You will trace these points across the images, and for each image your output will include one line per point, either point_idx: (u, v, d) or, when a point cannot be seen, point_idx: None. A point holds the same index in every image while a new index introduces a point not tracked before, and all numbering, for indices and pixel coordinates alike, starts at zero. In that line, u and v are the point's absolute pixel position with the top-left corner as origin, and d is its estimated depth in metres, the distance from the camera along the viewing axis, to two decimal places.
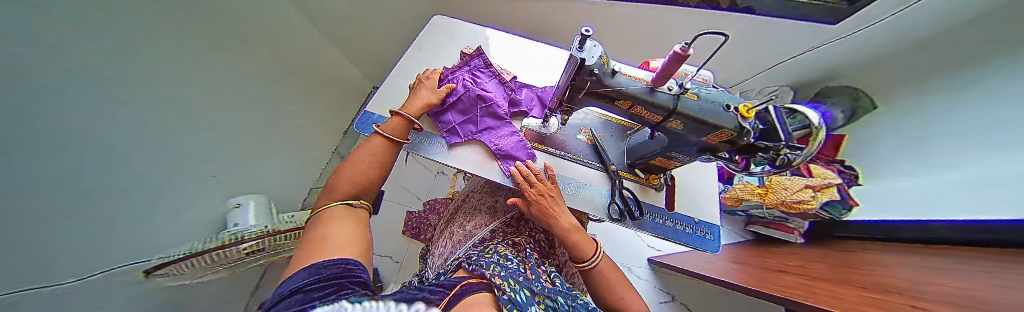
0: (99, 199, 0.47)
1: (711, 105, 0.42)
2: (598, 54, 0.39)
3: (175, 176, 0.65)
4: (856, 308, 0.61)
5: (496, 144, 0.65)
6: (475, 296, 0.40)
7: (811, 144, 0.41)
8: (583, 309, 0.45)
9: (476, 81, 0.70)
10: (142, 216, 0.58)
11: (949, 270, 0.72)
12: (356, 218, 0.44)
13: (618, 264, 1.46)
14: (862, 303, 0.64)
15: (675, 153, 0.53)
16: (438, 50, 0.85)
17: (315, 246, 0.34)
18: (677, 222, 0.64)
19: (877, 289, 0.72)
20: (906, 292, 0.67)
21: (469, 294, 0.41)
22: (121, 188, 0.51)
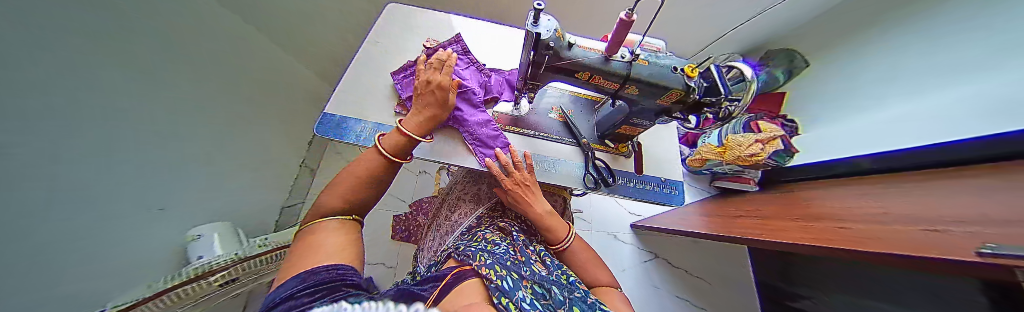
0: (53, 243, 0.43)
1: (661, 69, 0.45)
2: (553, 28, 0.40)
3: (119, 214, 0.58)
4: (803, 238, 0.70)
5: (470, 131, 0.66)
6: (464, 287, 0.42)
7: (745, 96, 0.46)
8: (570, 289, 0.44)
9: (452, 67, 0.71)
10: (91, 259, 0.53)
11: (868, 194, 0.85)
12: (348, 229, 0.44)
13: (604, 234, 1.56)
14: (807, 232, 0.74)
15: (637, 119, 0.57)
16: (397, 41, 0.81)
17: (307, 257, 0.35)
18: (647, 183, 0.70)
19: (813, 218, 0.85)
20: (835, 217, 0.80)
21: (458, 284, 0.43)
22: (64, 235, 0.46)
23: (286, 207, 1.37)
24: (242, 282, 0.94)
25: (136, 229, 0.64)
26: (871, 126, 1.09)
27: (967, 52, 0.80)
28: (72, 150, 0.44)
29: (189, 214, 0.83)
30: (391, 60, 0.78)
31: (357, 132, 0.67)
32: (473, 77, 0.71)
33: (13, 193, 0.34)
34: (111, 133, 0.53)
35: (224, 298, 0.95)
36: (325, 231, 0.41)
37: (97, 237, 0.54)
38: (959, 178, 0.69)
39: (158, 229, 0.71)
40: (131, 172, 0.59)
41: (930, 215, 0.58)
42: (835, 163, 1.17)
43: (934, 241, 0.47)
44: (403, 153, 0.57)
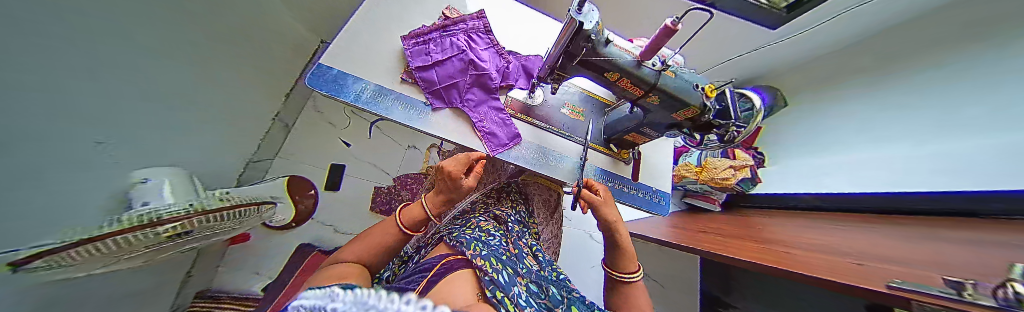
0: (22, 164, 0.38)
1: (684, 83, 0.47)
2: (596, 20, 0.39)
3: (80, 149, 0.51)
4: (754, 257, 0.80)
5: (481, 115, 0.65)
6: (457, 279, 0.42)
7: (751, 122, 0.50)
8: (568, 290, 0.50)
9: (472, 44, 0.67)
10: (44, 190, 0.46)
11: (812, 228, 0.98)
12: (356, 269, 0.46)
13: (580, 231, 1.64)
14: (758, 253, 0.84)
15: (647, 129, 0.59)
16: (412, 3, 0.74)
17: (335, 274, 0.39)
18: (639, 190, 0.74)
19: (765, 240, 0.96)
20: (781, 241, 0.93)
21: (449, 276, 0.44)
22: (31, 167, 0.40)
23: (254, 161, 1.25)
24: (196, 236, 0.86)
25: (86, 161, 0.54)
26: (829, 171, 1.24)
27: (918, 121, 0.94)
28: (59, 74, 0.39)
29: (149, 156, 0.74)
30: (404, 23, 0.71)
31: (356, 93, 0.61)
32: (492, 58, 0.68)
33: (6, 114, 0.30)
34: (91, 51, 0.45)
35: (174, 252, 0.86)
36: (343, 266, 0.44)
37: (56, 170, 0.47)
38: (882, 227, 0.82)
39: (109, 166, 0.62)
40: (105, 96, 0.51)
41: (858, 252, 0.70)
42: (794, 197, 1.32)
43: (850, 271, 0.58)
44: (418, 226, 0.58)
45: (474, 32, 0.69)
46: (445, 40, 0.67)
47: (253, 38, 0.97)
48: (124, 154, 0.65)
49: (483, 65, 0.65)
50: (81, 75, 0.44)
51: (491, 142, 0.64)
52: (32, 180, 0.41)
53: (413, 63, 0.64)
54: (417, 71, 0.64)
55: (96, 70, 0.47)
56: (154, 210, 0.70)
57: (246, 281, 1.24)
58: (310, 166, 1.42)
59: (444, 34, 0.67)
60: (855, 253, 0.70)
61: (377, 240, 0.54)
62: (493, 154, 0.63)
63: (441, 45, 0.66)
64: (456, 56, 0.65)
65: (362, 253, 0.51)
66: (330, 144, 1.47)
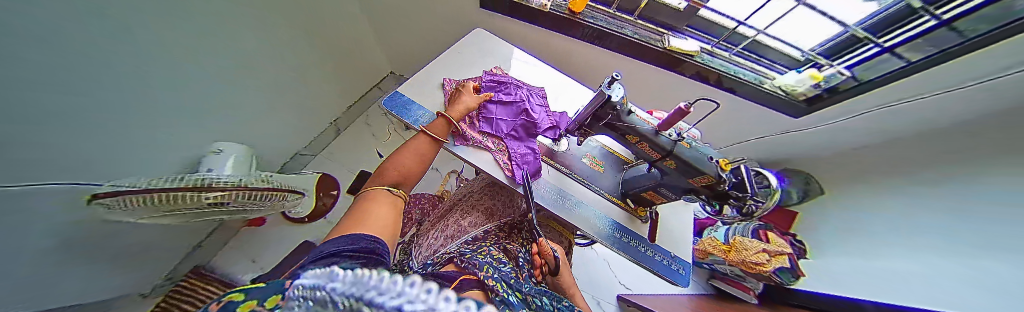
0: (99, 69, 0.48)
1: (699, 154, 0.52)
2: (621, 95, 0.51)
3: (150, 109, 0.63)
4: None
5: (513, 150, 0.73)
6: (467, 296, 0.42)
7: (769, 200, 0.53)
8: (562, 303, 0.51)
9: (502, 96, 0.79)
10: (122, 118, 0.58)
11: None
12: (393, 201, 0.51)
13: (589, 296, 1.48)
14: None
15: (665, 190, 0.63)
16: (471, 58, 0.93)
17: (360, 219, 0.42)
18: (658, 254, 0.72)
19: None
20: None
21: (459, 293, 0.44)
22: (88, 106, 0.49)
23: (300, 154, 1.43)
24: (228, 209, 0.93)
25: (167, 110, 0.69)
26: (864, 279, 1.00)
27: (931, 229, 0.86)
28: (117, 29, 0.48)
29: (212, 130, 0.88)
30: (463, 71, 0.88)
31: (416, 116, 0.75)
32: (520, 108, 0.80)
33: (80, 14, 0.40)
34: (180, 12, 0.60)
35: (201, 218, 0.93)
36: (380, 200, 0.49)
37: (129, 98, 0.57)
38: None
39: (187, 126, 0.78)
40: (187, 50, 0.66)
41: None
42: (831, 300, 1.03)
43: None
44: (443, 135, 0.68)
45: (513, 86, 0.84)
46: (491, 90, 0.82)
47: (319, 49, 1.26)
48: (203, 118, 0.82)
49: (520, 115, 0.78)
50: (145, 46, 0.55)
51: (515, 173, 0.69)
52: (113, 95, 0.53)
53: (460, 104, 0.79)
54: None
55: (182, 25, 0.62)
56: (215, 177, 0.80)
57: (241, 267, 1.23)
58: (340, 168, 1.55)
59: (489, 84, 0.83)
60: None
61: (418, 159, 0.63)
62: (517, 187, 0.68)
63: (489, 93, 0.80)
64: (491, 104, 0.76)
65: (403, 172, 0.58)
66: (366, 152, 1.63)
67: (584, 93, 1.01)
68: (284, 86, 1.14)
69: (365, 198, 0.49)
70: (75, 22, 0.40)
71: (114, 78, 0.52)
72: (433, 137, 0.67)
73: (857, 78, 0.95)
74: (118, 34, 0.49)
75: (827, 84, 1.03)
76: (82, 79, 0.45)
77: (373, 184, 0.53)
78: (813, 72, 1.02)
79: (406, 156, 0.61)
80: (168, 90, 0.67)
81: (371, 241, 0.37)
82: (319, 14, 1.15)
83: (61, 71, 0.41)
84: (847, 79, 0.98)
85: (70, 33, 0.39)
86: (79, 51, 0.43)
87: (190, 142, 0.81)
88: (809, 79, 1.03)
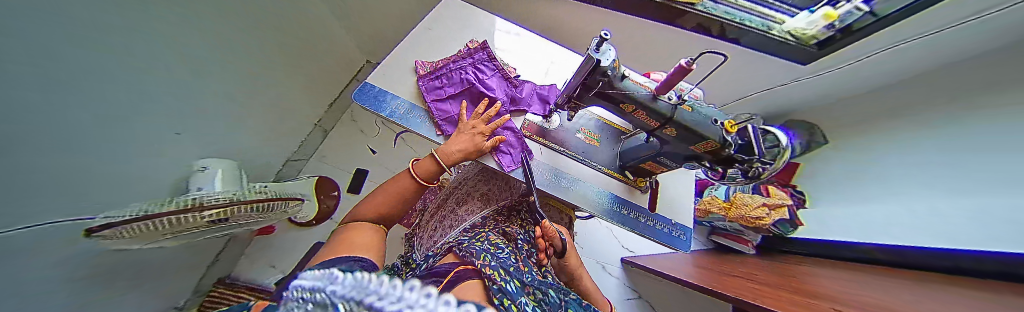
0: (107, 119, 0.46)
1: (702, 117, 0.47)
2: (612, 58, 0.44)
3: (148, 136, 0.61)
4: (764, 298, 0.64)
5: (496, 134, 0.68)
6: (464, 286, 0.42)
7: (779, 159, 0.49)
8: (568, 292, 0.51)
9: (481, 76, 0.71)
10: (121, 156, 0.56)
11: (862, 278, 0.80)
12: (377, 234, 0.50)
13: (593, 261, 1.55)
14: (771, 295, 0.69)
15: (664, 158, 0.59)
16: (446, 34, 0.83)
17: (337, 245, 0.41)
18: (657, 222, 0.71)
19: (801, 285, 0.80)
20: (819, 285, 0.79)
21: (459, 284, 0.43)
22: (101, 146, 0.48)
23: (292, 160, 1.40)
24: (231, 223, 0.93)
25: (159, 139, 0.65)
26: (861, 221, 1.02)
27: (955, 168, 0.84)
28: (122, 77, 0.46)
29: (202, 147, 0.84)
30: (437, 51, 0.79)
31: (392, 109, 0.69)
32: (501, 88, 0.72)
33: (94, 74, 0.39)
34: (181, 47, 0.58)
35: (207, 236, 0.93)
36: (360, 230, 0.48)
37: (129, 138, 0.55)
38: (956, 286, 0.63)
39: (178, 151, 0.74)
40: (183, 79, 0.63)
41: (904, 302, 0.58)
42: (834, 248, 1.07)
43: None
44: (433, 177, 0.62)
45: (457, 70, 0.72)
46: (438, 87, 0.72)
47: (303, 52, 1.17)
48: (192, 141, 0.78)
49: (479, 107, 0.71)
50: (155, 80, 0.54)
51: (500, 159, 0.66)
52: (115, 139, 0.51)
53: (433, 89, 0.71)
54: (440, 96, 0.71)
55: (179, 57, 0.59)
56: (205, 195, 0.78)
57: (263, 272, 1.29)
58: (337, 169, 1.53)
59: (432, 82, 0.72)
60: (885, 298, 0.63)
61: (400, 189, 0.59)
62: (503, 172, 0.65)
63: (436, 92, 0.71)
64: (472, 86, 0.70)
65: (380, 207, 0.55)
66: (359, 151, 1.59)
67: (573, 61, 0.92)
68: (271, 96, 1.08)
69: (340, 233, 0.46)
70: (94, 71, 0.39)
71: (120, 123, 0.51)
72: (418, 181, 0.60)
73: (875, 13, 0.81)
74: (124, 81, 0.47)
75: (843, 23, 0.87)
76: (93, 126, 0.44)
77: (349, 220, 0.52)
78: (827, 10, 0.86)
79: (384, 193, 0.58)
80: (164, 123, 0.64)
81: (353, 262, 0.35)
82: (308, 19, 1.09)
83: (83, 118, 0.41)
84: (864, 15, 0.83)
85: (85, 95, 0.39)
86: (93, 106, 0.42)
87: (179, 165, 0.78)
88: (822, 19, 0.88)
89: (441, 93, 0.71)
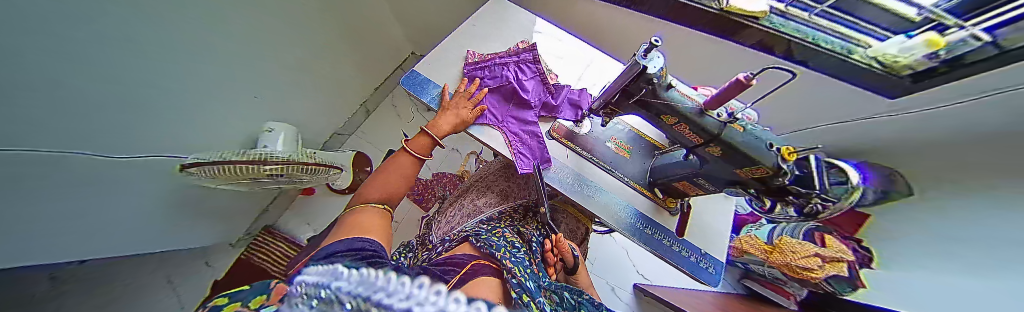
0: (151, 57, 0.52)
1: (755, 139, 0.43)
2: (660, 66, 0.42)
3: (206, 84, 0.69)
4: None
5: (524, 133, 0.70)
6: (481, 284, 0.43)
7: (845, 199, 0.43)
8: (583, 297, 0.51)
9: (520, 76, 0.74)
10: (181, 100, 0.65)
11: None
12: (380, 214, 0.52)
13: (605, 281, 1.47)
14: None
15: (703, 180, 0.54)
16: (490, 32, 0.86)
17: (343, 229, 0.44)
18: (686, 249, 0.66)
19: None
20: None
21: (473, 278, 0.45)
22: (148, 73, 0.53)
23: (337, 133, 1.56)
24: (283, 180, 1.07)
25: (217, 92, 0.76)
26: (913, 285, 0.84)
27: None
28: (161, 19, 0.50)
29: (259, 106, 0.96)
30: (480, 47, 0.83)
31: (432, 95, 0.74)
32: (537, 89, 0.74)
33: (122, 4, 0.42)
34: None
35: (264, 187, 1.08)
36: (364, 212, 0.50)
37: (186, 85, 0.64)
38: None
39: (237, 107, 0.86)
40: (230, 38, 0.70)
41: None
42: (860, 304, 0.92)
43: None
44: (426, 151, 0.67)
45: (502, 66, 0.76)
46: (479, 77, 0.75)
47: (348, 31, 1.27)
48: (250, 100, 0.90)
49: (512, 103, 0.73)
50: (201, 24, 0.60)
51: (522, 158, 0.67)
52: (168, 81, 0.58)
53: (472, 81, 0.75)
54: (475, 89, 0.74)
55: (224, 14, 0.65)
56: (267, 152, 0.91)
57: (298, 228, 1.46)
58: (372, 147, 1.67)
59: (475, 71, 0.76)
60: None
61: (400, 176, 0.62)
62: (523, 171, 0.65)
63: (477, 81, 0.75)
64: (510, 84, 0.72)
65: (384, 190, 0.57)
66: (393, 133, 1.72)
67: (614, 68, 0.90)
68: (318, 69, 1.20)
69: (347, 218, 0.48)
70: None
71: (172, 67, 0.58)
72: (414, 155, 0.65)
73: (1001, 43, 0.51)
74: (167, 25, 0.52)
75: (952, 53, 0.59)
76: (139, 61, 0.50)
77: (356, 201, 0.55)
78: (931, 35, 0.60)
79: (385, 176, 0.61)
80: (220, 76, 0.73)
81: (360, 243, 0.39)
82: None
83: (124, 36, 0.45)
84: (981, 46, 0.54)
85: (111, 21, 0.41)
86: (128, 39, 0.46)
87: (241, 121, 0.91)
88: (922, 46, 0.61)
89: (479, 86, 0.74)
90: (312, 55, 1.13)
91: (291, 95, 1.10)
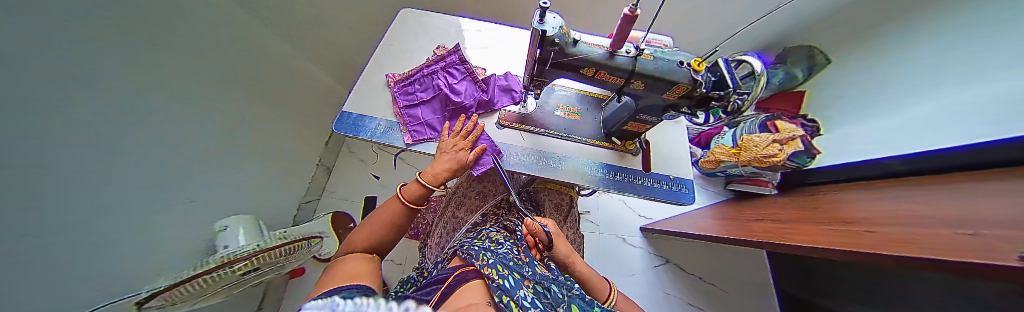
0: (82, 212, 0.46)
1: (666, 62, 0.45)
2: (558, 25, 0.43)
3: (144, 207, 0.61)
4: (830, 242, 0.60)
5: None
6: (466, 290, 0.42)
7: (752, 89, 0.45)
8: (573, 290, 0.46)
9: (450, 81, 0.74)
10: (121, 243, 0.56)
11: (901, 197, 0.72)
12: (366, 258, 0.50)
13: (613, 236, 1.54)
14: (828, 236, 0.64)
15: (643, 115, 0.56)
16: (410, 46, 0.84)
17: (325, 281, 0.40)
18: (655, 181, 0.69)
19: (831, 221, 0.76)
20: (859, 215, 0.74)
21: (463, 285, 0.44)
22: (93, 218, 0.49)
23: (304, 202, 1.46)
24: (261, 271, 0.98)
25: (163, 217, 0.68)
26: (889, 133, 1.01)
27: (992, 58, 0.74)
28: (84, 167, 0.45)
29: (215, 207, 0.88)
30: (405, 64, 0.80)
31: (371, 130, 0.71)
32: (468, 88, 0.74)
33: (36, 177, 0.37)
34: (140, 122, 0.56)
35: (246, 286, 1.00)
36: (350, 260, 0.47)
37: (120, 224, 0.55)
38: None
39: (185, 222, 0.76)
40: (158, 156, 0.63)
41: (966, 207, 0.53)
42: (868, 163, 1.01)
43: (941, 243, 0.42)
44: (419, 199, 0.61)
45: (430, 75, 0.75)
46: (410, 93, 0.74)
47: (278, 94, 1.14)
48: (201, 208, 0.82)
49: (449, 108, 0.72)
50: (134, 144, 0.56)
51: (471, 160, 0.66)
52: (99, 227, 0.51)
53: (401, 104, 0.73)
54: (405, 110, 0.72)
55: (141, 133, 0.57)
56: (232, 252, 0.81)
57: None
58: (347, 201, 1.59)
59: (406, 87, 0.75)
60: (934, 223, 0.51)
61: (389, 218, 0.59)
62: (475, 173, 0.63)
63: (408, 98, 0.74)
64: (439, 95, 0.73)
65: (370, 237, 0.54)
66: (362, 180, 1.64)
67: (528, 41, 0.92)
68: (263, 147, 1.09)
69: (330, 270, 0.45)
70: (62, 138, 0.41)
71: (105, 212, 0.51)
72: (406, 205, 0.60)
73: None
74: (87, 171, 0.46)
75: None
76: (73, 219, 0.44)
77: (342, 250, 0.52)
78: None
79: (376, 220, 0.58)
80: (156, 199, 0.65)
81: (352, 290, 0.36)
82: (287, 64, 1.13)
83: (55, 201, 0.41)
84: None
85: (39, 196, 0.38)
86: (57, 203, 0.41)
87: (197, 231, 0.81)
88: None
89: (407, 104, 0.72)
90: (257, 136, 1.04)
91: (242, 184, 1.00)
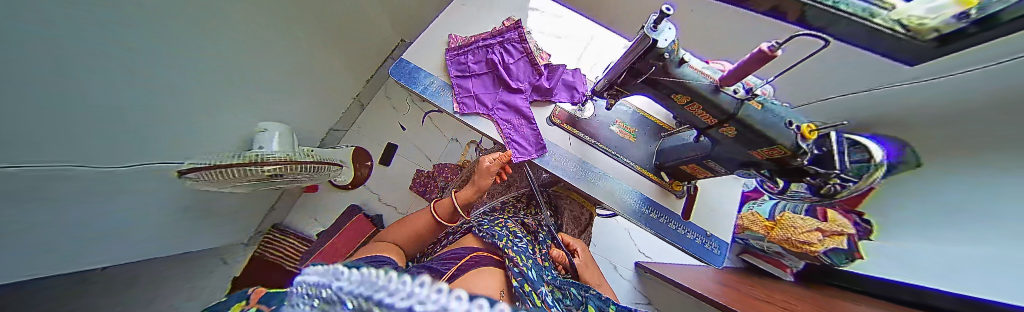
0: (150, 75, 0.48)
1: (774, 116, 0.39)
2: (673, 39, 0.38)
3: (204, 88, 0.64)
4: None
5: (512, 121, 0.67)
6: (483, 272, 0.44)
7: (865, 179, 0.42)
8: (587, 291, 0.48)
9: (506, 57, 0.69)
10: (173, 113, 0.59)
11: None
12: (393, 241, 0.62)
13: (607, 261, 1.52)
14: None
15: (712, 162, 0.52)
16: (482, 11, 0.80)
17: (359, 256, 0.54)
18: (691, 232, 0.65)
19: None
20: None
21: (476, 268, 0.46)
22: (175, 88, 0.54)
23: (334, 130, 1.53)
24: (284, 179, 1.04)
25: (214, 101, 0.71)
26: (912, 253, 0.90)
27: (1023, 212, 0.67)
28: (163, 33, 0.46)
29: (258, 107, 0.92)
30: (472, 29, 0.77)
31: (425, 86, 0.70)
32: (525, 71, 0.69)
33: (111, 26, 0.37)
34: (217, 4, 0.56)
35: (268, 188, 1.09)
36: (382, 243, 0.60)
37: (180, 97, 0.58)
38: None
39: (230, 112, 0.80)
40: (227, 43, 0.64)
41: None
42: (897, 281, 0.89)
43: None
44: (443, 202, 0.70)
45: (487, 48, 0.71)
46: (464, 63, 0.72)
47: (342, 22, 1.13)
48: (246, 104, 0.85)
49: (499, 88, 0.70)
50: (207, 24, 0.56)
51: (511, 146, 0.65)
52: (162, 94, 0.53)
53: (456, 70, 0.71)
54: (457, 78, 0.71)
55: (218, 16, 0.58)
56: (265, 153, 0.85)
57: (306, 225, 1.48)
58: (370, 141, 1.64)
59: (458, 56, 0.72)
60: None
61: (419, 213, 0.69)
62: (515, 161, 0.63)
63: (461, 67, 0.71)
64: (494, 72, 0.70)
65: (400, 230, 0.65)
66: (389, 125, 1.68)
67: (602, 38, 0.84)
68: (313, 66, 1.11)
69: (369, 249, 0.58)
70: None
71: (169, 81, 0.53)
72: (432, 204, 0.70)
73: None
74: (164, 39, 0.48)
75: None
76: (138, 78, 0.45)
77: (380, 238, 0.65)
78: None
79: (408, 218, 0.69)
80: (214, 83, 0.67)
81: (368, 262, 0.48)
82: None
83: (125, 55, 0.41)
84: None
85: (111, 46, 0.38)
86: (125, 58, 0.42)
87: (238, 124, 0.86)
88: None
89: (462, 73, 0.70)
90: (310, 55, 1.06)
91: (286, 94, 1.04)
